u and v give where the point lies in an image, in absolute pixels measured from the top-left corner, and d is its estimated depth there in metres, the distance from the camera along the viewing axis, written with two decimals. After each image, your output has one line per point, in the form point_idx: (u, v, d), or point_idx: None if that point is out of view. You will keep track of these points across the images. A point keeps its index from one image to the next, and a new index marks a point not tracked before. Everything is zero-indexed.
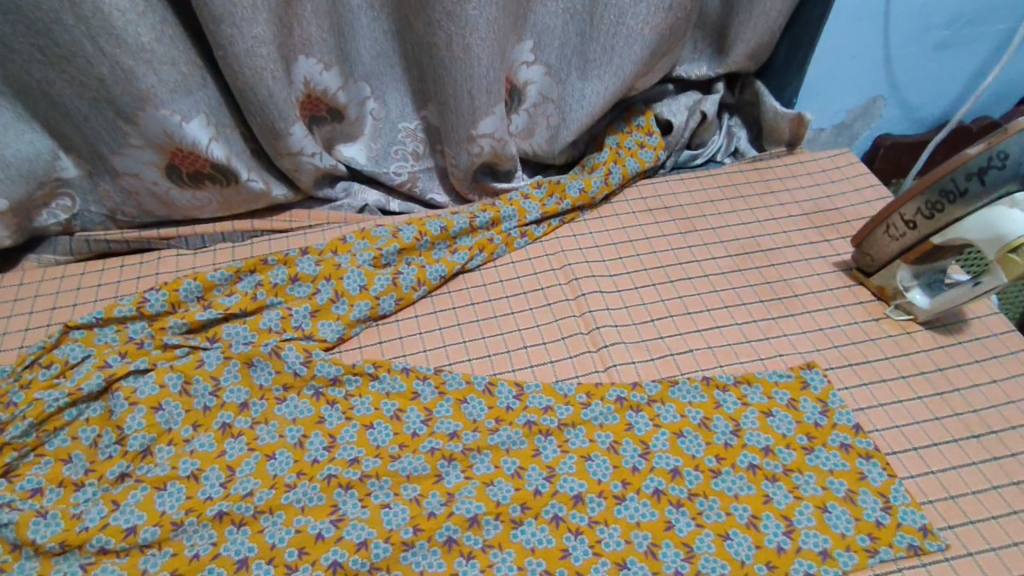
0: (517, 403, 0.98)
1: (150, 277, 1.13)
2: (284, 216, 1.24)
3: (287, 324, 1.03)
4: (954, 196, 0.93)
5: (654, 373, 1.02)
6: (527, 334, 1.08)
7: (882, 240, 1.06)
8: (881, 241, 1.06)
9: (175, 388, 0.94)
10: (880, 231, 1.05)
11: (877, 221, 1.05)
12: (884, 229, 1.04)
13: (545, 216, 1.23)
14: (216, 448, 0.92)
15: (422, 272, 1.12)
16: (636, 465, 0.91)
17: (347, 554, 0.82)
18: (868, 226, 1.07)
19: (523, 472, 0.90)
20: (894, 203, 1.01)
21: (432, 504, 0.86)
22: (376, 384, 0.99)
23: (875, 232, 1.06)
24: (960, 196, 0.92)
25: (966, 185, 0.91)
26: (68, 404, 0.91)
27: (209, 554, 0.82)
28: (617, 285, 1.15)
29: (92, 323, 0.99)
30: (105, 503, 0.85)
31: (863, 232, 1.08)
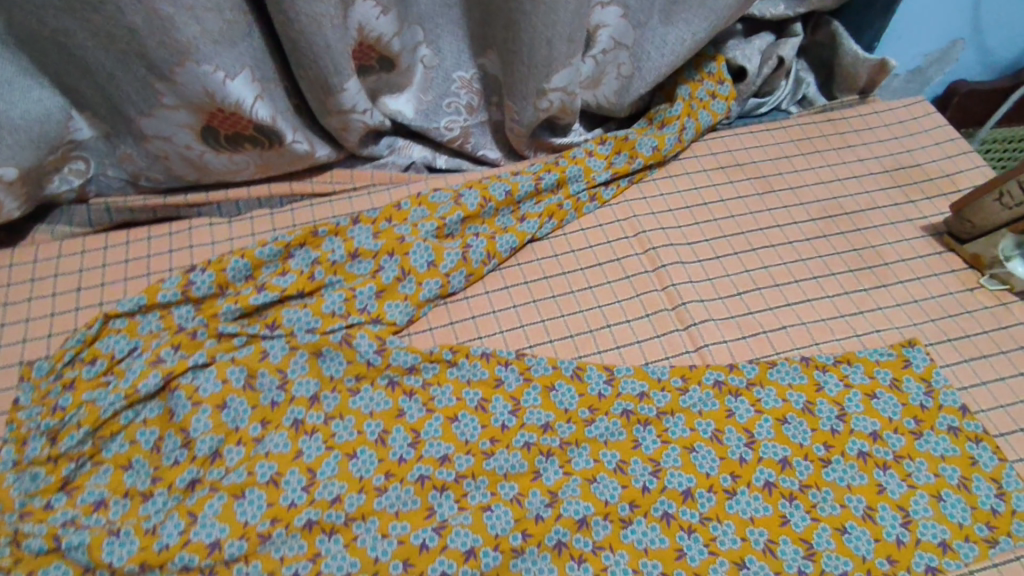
0: (609, 389, 0.91)
1: (184, 250, 1.02)
2: (324, 178, 1.13)
3: (352, 306, 0.94)
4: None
5: (747, 353, 0.97)
6: (609, 310, 1.01)
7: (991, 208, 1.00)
8: (992, 207, 1.00)
9: (239, 382, 0.86)
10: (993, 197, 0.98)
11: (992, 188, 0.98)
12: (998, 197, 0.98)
13: (614, 177, 1.13)
14: (292, 447, 0.84)
15: (492, 244, 1.02)
16: (743, 456, 0.86)
17: (456, 565, 0.76)
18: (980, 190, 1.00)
19: (626, 466, 0.85)
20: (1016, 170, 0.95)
21: (536, 506, 0.81)
22: (454, 371, 0.92)
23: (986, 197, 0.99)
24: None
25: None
26: (125, 407, 0.82)
27: (310, 571, 0.75)
28: (696, 254, 1.08)
29: (134, 310, 0.89)
30: (181, 515, 0.77)
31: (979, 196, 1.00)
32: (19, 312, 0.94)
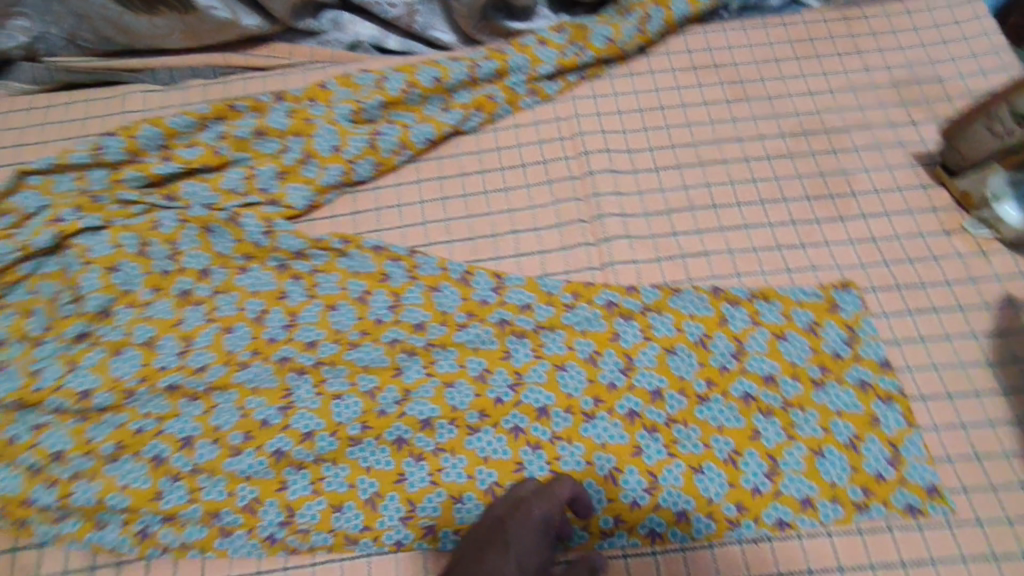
0: (494, 296, 0.87)
1: (118, 115, 1.03)
2: (263, 50, 1.09)
3: (252, 185, 0.93)
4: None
5: (657, 277, 0.89)
6: (520, 216, 0.94)
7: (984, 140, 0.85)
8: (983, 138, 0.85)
9: (132, 248, 0.89)
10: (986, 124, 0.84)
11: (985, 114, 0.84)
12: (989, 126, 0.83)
13: (560, 70, 1.02)
14: (175, 315, 0.87)
15: (406, 133, 0.97)
16: (614, 381, 0.82)
17: (292, 443, 0.79)
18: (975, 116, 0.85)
19: (487, 375, 0.82)
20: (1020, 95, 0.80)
21: (385, 402, 0.81)
22: (344, 261, 0.91)
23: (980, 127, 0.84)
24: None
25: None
26: (23, 258, 0.88)
27: (153, 430, 0.80)
28: (634, 163, 0.97)
29: (47, 169, 0.92)
30: (62, 362, 0.84)
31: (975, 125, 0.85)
32: None
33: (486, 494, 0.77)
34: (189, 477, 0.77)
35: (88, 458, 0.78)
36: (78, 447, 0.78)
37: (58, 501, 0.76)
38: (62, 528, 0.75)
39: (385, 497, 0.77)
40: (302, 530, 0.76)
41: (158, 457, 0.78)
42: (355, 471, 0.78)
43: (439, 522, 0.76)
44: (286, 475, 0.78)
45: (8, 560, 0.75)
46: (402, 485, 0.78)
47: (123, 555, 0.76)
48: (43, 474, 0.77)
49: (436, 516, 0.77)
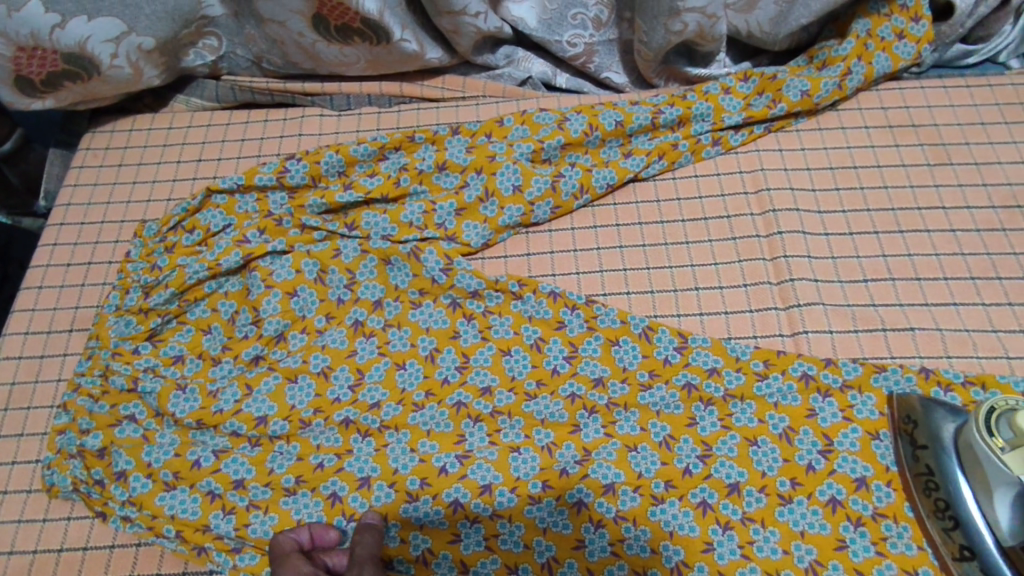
0: (677, 356, 0.83)
1: (293, 137, 1.05)
2: (436, 82, 1.09)
3: (430, 220, 0.92)
4: (924, 476, 0.72)
5: (855, 350, 0.83)
6: (701, 272, 0.89)
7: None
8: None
9: (311, 275, 0.89)
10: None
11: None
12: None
13: (747, 121, 0.97)
14: (348, 345, 0.86)
15: (587, 177, 0.93)
16: (813, 463, 0.76)
17: (470, 496, 0.76)
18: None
19: (673, 443, 0.78)
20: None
21: (565, 461, 0.77)
22: (519, 304, 0.88)
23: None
24: (937, 489, 0.71)
25: (937, 450, 0.71)
26: (208, 277, 0.88)
27: (333, 466, 0.78)
28: (825, 225, 0.91)
29: (233, 189, 0.94)
30: (240, 385, 0.83)
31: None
32: (149, 172, 1.05)
33: (672, 573, 0.72)
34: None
35: (266, 489, 0.77)
36: (257, 477, 0.77)
37: (235, 531, 0.75)
38: (240, 561, 0.74)
39: (563, 564, 0.73)
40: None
41: (334, 495, 0.76)
42: (532, 531, 0.74)
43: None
44: (460, 527, 0.75)
45: None
46: (582, 552, 0.74)
47: None
48: (221, 501, 0.76)
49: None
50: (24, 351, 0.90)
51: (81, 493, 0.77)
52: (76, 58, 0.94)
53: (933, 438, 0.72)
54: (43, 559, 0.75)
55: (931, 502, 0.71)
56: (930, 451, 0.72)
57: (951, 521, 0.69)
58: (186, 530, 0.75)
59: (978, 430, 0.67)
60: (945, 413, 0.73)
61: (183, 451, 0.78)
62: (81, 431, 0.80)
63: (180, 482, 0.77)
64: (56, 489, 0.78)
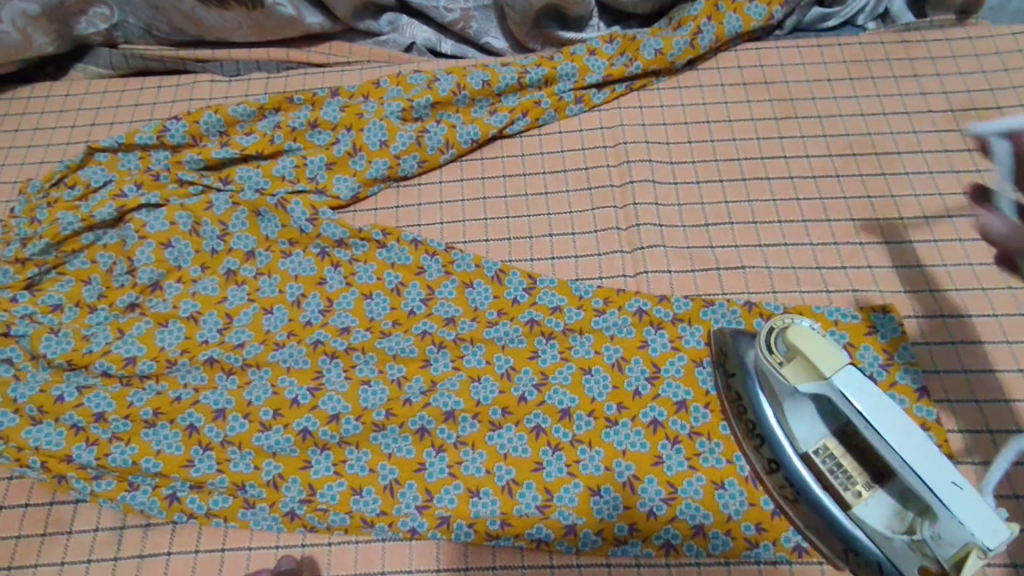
0: (525, 296, 0.88)
1: (184, 102, 1.09)
2: (323, 48, 1.14)
3: (301, 174, 0.97)
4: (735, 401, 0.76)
5: (690, 288, 0.88)
6: (557, 220, 0.95)
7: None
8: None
9: (185, 227, 0.93)
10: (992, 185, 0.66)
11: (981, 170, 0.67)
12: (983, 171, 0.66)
13: (608, 80, 1.03)
14: (219, 293, 0.91)
15: (452, 132, 0.99)
16: (639, 389, 0.81)
17: (319, 424, 0.81)
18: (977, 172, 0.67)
19: (513, 373, 0.83)
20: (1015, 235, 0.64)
21: (411, 391, 0.83)
22: (383, 252, 0.93)
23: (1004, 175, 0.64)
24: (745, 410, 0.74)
25: (742, 374, 0.75)
26: (84, 229, 0.93)
27: (189, 399, 0.82)
28: (675, 174, 0.97)
29: (115, 147, 0.99)
30: (112, 329, 0.88)
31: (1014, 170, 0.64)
32: (44, 137, 1.08)
33: (502, 491, 0.77)
34: (219, 448, 0.80)
35: (127, 422, 0.81)
36: (118, 410, 0.82)
37: (96, 460, 0.79)
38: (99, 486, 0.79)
39: (404, 485, 0.78)
40: (321, 510, 0.78)
41: (192, 426, 0.81)
42: (377, 456, 0.80)
43: (454, 514, 0.77)
44: (311, 454, 0.80)
45: (44, 514, 0.79)
46: (422, 474, 0.79)
47: (152, 517, 0.79)
48: (85, 433, 0.81)
49: (452, 507, 0.77)
50: None
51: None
52: None
53: (740, 365, 0.75)
54: None
55: (743, 423, 0.75)
56: (738, 377, 0.76)
57: (758, 440, 0.73)
58: (49, 460, 0.79)
59: (762, 350, 0.70)
60: (749, 341, 0.77)
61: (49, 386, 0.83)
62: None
63: (45, 416, 0.82)
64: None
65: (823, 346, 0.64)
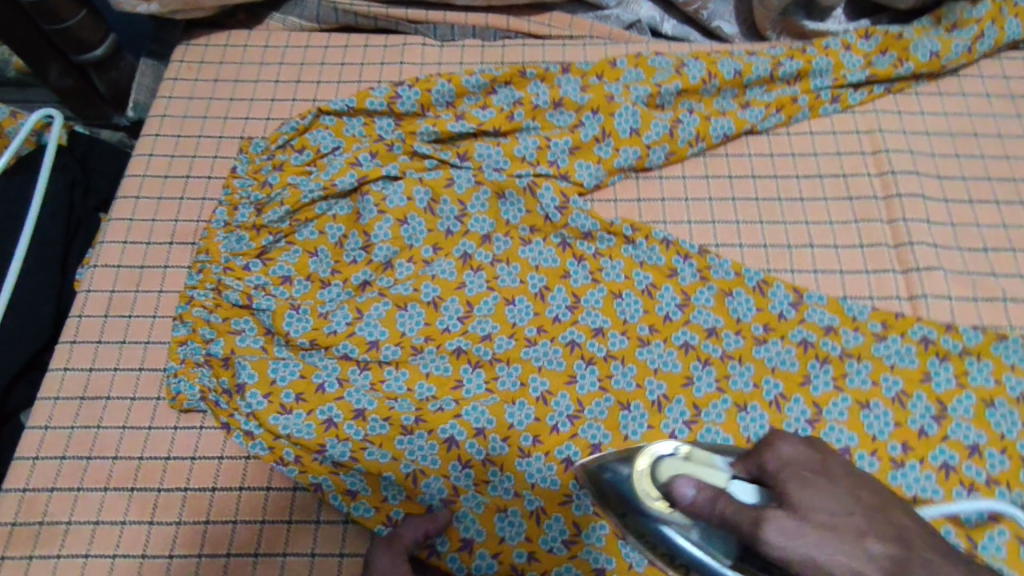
0: (793, 311, 0.82)
1: (396, 65, 1.02)
2: (542, 18, 1.06)
3: (543, 156, 0.90)
4: None
5: (973, 318, 0.82)
6: (817, 230, 0.88)
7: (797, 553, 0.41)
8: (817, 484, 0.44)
9: (422, 203, 0.88)
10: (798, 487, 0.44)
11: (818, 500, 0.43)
12: (802, 491, 0.44)
13: (870, 79, 0.95)
14: (457, 277, 0.85)
15: (704, 125, 0.92)
16: (925, 428, 0.76)
17: (582, 454, 0.76)
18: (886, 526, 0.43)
19: (784, 402, 0.78)
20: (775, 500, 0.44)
21: (674, 421, 0.78)
22: (630, 249, 0.87)
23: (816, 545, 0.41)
24: None
25: None
26: (321, 198, 0.88)
27: (451, 410, 0.77)
28: (944, 191, 0.90)
29: (343, 111, 0.93)
30: (351, 308, 0.83)
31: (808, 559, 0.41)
32: (246, 90, 1.01)
33: None
34: (479, 466, 0.75)
35: (386, 424, 0.77)
36: (379, 411, 0.77)
37: (349, 454, 0.75)
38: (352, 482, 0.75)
39: None
40: (589, 552, 0.72)
41: (452, 439, 0.76)
42: None
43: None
44: (571, 488, 0.74)
45: (288, 502, 0.76)
46: None
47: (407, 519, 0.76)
48: (337, 429, 0.77)
49: None
50: (123, 261, 0.89)
51: (209, 401, 0.80)
52: None
53: None
54: (151, 466, 0.78)
55: None
56: None
57: None
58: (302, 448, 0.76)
59: None
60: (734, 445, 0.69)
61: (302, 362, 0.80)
62: (203, 341, 0.83)
63: (299, 406, 0.78)
64: (182, 398, 0.80)
65: (699, 462, 0.49)
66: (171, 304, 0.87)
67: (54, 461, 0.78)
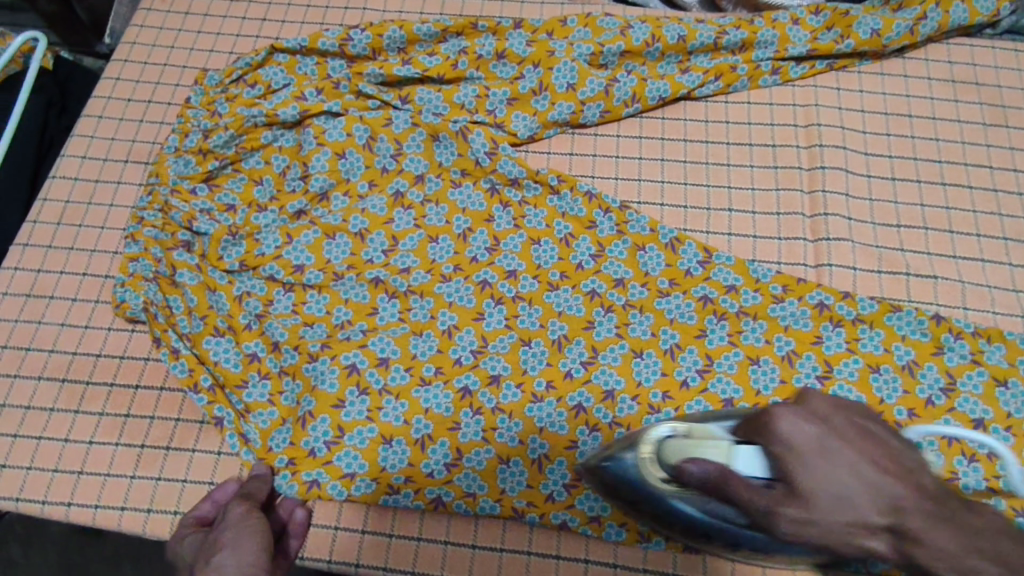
0: (699, 269, 0.85)
1: (358, 11, 1.06)
2: None
3: (481, 105, 0.94)
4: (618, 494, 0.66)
5: (874, 289, 0.85)
6: (737, 195, 0.91)
7: (808, 536, 0.44)
8: (818, 470, 0.44)
9: (361, 140, 0.92)
10: (740, 486, 0.46)
11: (833, 515, 0.43)
12: (805, 476, 0.44)
13: (812, 54, 0.96)
14: (386, 213, 0.90)
15: (641, 86, 0.94)
16: (808, 387, 0.79)
17: (479, 384, 0.80)
18: (897, 465, 0.45)
19: (678, 352, 0.81)
20: (750, 482, 0.47)
21: (572, 361, 0.81)
22: (555, 199, 0.90)
23: (820, 532, 0.44)
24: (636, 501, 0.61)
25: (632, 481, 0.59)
26: (265, 125, 0.93)
27: (358, 341, 0.83)
28: (868, 167, 0.92)
29: (296, 49, 0.97)
30: (281, 234, 0.88)
31: (826, 539, 0.44)
32: (214, 24, 1.06)
33: None
34: (376, 395, 0.80)
35: (296, 354, 0.82)
36: (290, 341, 0.83)
37: (268, 396, 0.82)
38: (260, 420, 0.81)
39: (553, 461, 0.78)
40: (466, 474, 0.77)
41: (354, 366, 0.81)
42: (529, 428, 0.78)
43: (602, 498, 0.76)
44: (462, 416, 0.79)
45: (195, 431, 0.81)
46: (573, 453, 0.78)
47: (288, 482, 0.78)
48: (260, 363, 0.83)
49: None
50: (80, 174, 0.96)
51: (151, 313, 0.85)
52: None
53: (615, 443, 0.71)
54: (82, 361, 0.84)
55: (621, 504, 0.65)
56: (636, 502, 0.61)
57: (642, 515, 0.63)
58: (226, 379, 0.82)
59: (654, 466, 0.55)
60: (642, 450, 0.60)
61: (230, 295, 0.86)
62: (154, 260, 0.88)
63: (230, 333, 0.84)
64: (126, 306, 0.86)
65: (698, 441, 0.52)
66: (119, 218, 0.93)
67: None
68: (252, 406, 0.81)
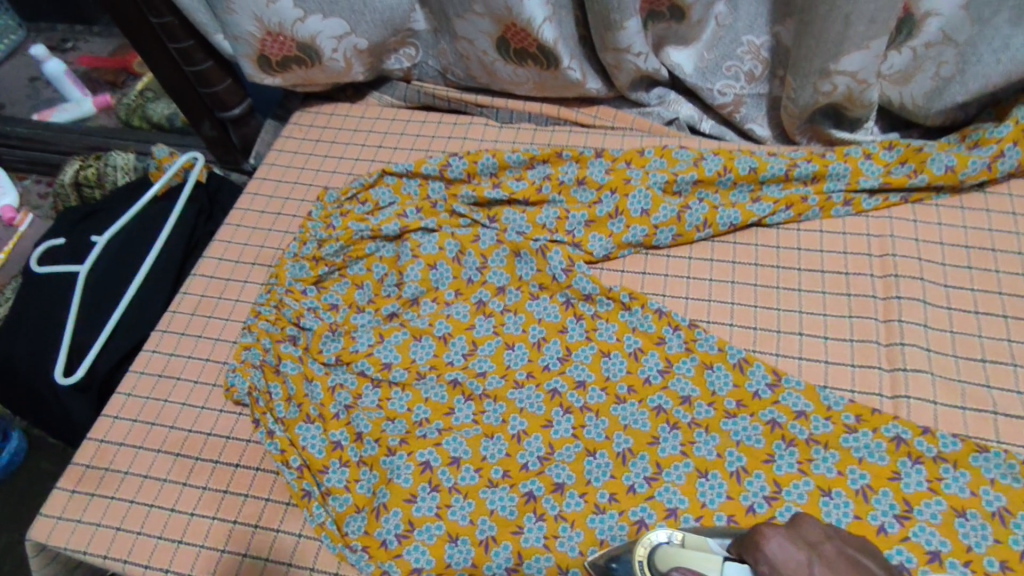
0: (768, 392, 0.86)
1: (459, 139, 1.21)
2: (590, 110, 1.21)
3: (561, 225, 1.03)
4: None
5: (957, 427, 0.82)
6: (808, 319, 0.92)
7: None
8: None
9: (451, 253, 1.03)
10: None
11: None
12: None
13: (885, 187, 0.99)
14: (468, 319, 0.98)
15: (713, 213, 1.00)
16: (886, 525, 0.75)
17: (544, 490, 0.83)
18: None
19: (744, 475, 0.81)
20: None
21: (636, 476, 0.83)
22: (626, 315, 0.95)
23: None
24: None
25: None
26: (370, 238, 1.06)
27: (434, 438, 0.88)
28: (948, 298, 0.91)
29: (403, 173, 1.12)
30: (375, 334, 0.98)
31: None
32: (338, 150, 1.24)
33: None
34: (446, 492, 0.85)
35: (376, 446, 0.89)
36: (372, 433, 0.90)
37: (346, 482, 0.88)
38: (336, 504, 0.87)
39: None
40: None
41: (427, 463, 0.87)
42: (590, 541, 0.79)
43: None
44: (525, 521, 0.82)
45: (281, 510, 0.87)
46: None
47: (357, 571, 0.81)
48: (342, 452, 0.90)
49: None
50: (215, 273, 1.11)
51: (253, 397, 0.94)
52: (306, 48, 1.16)
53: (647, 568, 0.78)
54: (195, 438, 0.95)
55: None
56: None
57: None
58: (310, 463, 0.89)
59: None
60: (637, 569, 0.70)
61: (325, 385, 0.95)
62: (263, 349, 0.99)
63: (320, 421, 0.93)
64: (234, 390, 0.96)
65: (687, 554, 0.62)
66: (241, 312, 1.07)
67: (127, 422, 0.98)
68: (332, 490, 0.88)
